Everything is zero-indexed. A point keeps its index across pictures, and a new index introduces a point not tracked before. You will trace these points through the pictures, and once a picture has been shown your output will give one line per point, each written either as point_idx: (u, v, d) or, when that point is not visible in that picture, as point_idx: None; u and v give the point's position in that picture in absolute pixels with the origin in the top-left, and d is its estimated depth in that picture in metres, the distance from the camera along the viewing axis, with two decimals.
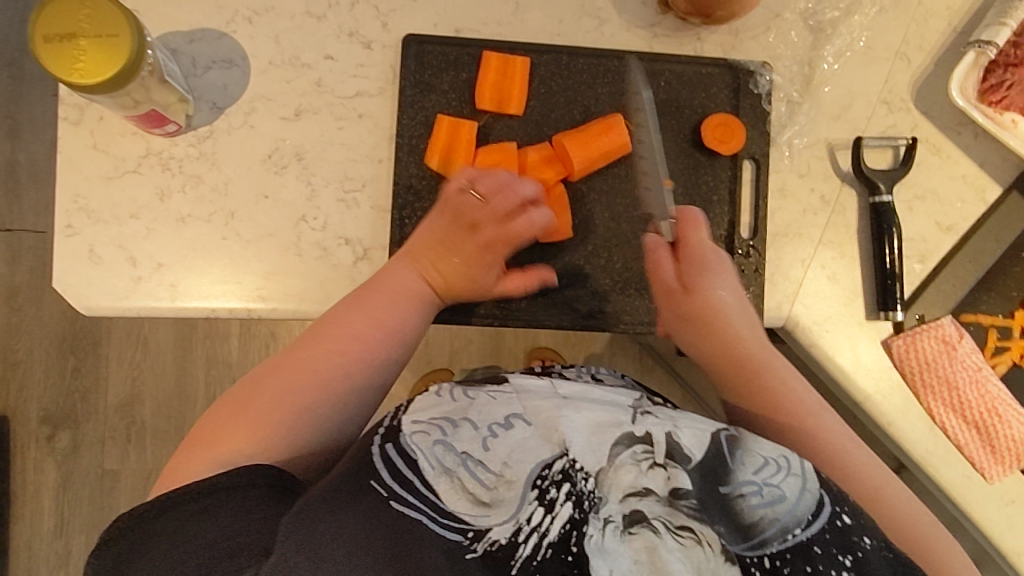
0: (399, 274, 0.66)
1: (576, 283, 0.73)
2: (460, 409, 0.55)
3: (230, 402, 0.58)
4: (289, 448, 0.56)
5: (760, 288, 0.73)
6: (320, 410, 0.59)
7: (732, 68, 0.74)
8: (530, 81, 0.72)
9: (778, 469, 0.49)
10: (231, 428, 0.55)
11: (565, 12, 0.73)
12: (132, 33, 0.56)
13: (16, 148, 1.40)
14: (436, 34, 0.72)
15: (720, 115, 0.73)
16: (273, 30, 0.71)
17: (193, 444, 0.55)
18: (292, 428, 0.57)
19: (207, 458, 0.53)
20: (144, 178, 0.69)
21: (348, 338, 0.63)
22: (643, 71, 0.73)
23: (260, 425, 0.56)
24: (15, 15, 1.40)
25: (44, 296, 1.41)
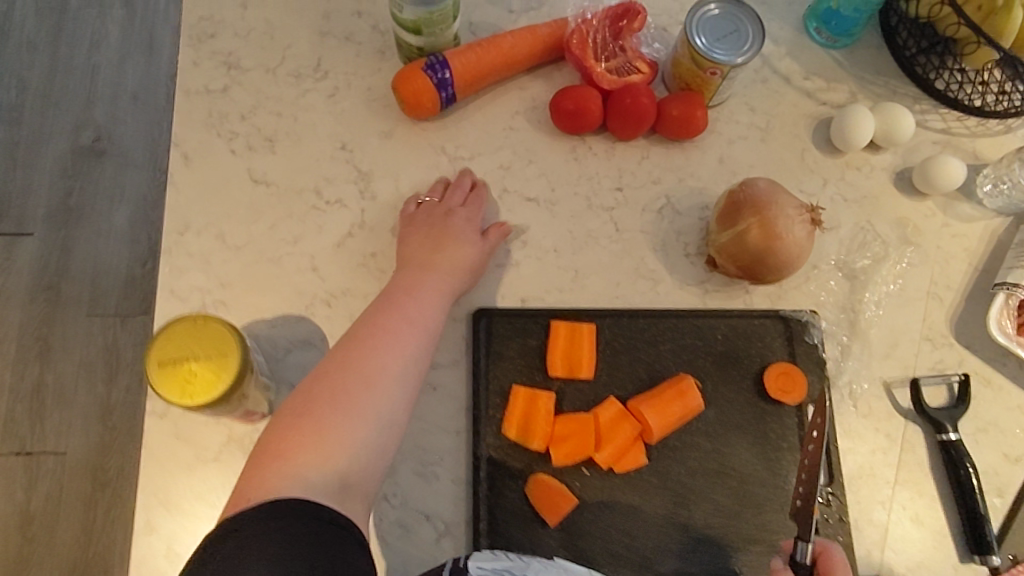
0: (413, 274, 0.72)
1: (660, 543, 0.72)
2: (518, 568, 0.54)
3: (282, 422, 0.59)
4: (332, 453, 0.57)
5: (847, 539, 0.71)
6: (351, 378, 0.61)
7: (783, 316, 0.79)
8: (597, 345, 0.76)
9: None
10: (287, 444, 0.57)
11: (621, 275, 0.79)
12: (239, 350, 0.59)
13: (45, 370, 1.39)
14: (504, 306, 0.77)
15: (780, 364, 0.76)
16: (350, 312, 0.75)
17: (260, 462, 0.56)
18: (340, 444, 0.58)
19: (270, 484, 0.54)
20: (225, 466, 0.69)
21: (381, 336, 0.65)
22: (700, 326, 0.78)
23: (310, 439, 0.57)
24: (60, 243, 1.46)
25: (58, 524, 1.32)
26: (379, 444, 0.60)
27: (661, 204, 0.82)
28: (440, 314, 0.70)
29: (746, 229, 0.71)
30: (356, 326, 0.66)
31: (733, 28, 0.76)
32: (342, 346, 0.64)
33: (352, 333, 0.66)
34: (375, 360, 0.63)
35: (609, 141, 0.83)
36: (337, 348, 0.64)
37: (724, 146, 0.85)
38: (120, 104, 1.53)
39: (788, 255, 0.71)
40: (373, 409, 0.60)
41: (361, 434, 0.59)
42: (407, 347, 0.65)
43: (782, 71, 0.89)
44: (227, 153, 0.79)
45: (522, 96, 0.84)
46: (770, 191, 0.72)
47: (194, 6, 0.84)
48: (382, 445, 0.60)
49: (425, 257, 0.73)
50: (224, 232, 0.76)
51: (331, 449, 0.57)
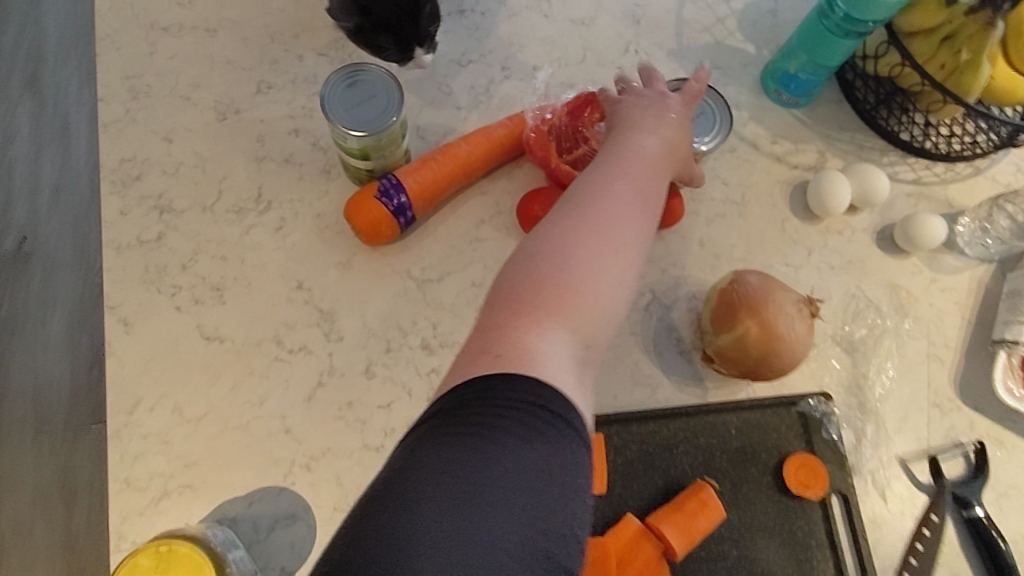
0: (621, 146, 0.65)
1: None
2: None
3: (547, 255, 0.54)
4: (571, 274, 0.54)
5: None
6: (586, 252, 0.55)
7: (793, 403, 0.75)
8: (607, 456, 0.72)
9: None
10: (523, 297, 0.52)
11: (617, 386, 0.74)
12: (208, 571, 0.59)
13: None
14: None
15: (798, 454, 0.73)
16: (333, 472, 0.68)
17: (510, 295, 0.53)
18: (569, 283, 0.53)
19: (548, 358, 0.48)
20: None
21: (619, 209, 0.58)
22: (712, 422, 0.74)
23: (562, 297, 0.53)
24: None
25: None
26: (610, 287, 0.55)
27: (647, 301, 0.77)
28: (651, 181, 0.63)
29: (745, 332, 0.67)
30: (570, 206, 0.58)
31: (699, 111, 0.76)
32: (549, 234, 0.56)
33: (535, 236, 0.57)
34: (592, 245, 0.55)
35: None
36: (538, 230, 0.57)
37: (703, 227, 0.81)
38: (43, 196, 1.26)
39: (794, 355, 0.67)
40: (605, 267, 0.55)
41: (582, 281, 0.54)
42: (632, 217, 0.59)
43: (749, 138, 0.85)
44: (170, 310, 0.71)
45: (485, 202, 0.78)
46: (764, 287, 0.68)
47: (112, 147, 0.76)
48: (619, 286, 0.56)
49: (634, 124, 0.66)
50: (180, 404, 0.68)
51: (568, 285, 0.53)
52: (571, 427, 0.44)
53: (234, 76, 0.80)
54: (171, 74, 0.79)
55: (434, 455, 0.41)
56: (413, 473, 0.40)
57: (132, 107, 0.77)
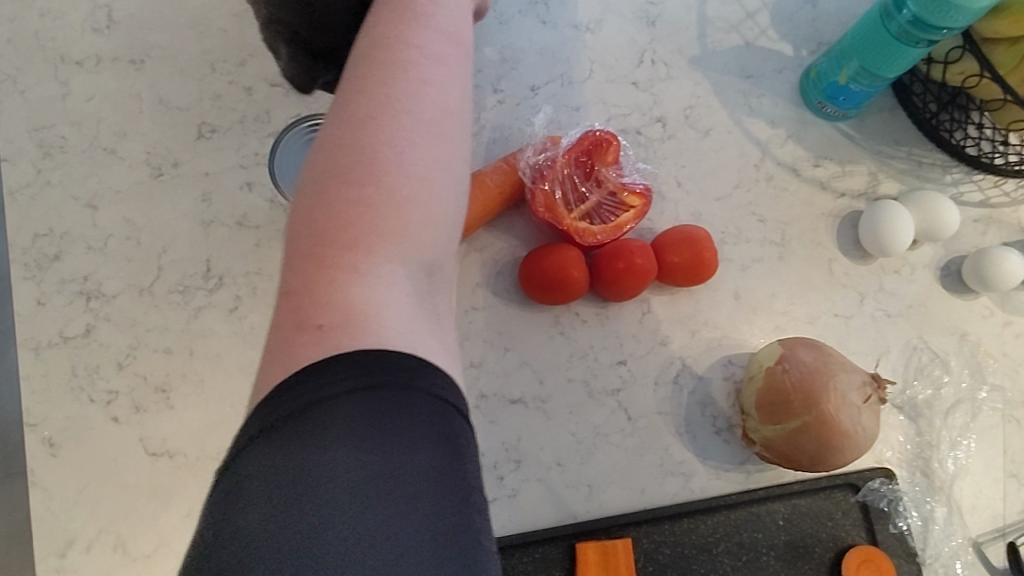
0: None
1: None
2: None
3: (357, 151, 0.39)
4: (411, 169, 0.40)
5: None
6: (413, 132, 0.40)
7: (853, 485, 0.64)
8: (635, 564, 0.60)
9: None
10: (351, 220, 0.38)
11: (645, 477, 0.63)
12: None
13: None
14: (514, 533, 0.60)
15: (859, 549, 0.62)
16: None
17: (325, 232, 0.38)
18: (408, 183, 0.40)
19: (386, 316, 0.37)
20: None
21: (417, 72, 0.42)
22: (757, 513, 0.63)
23: (393, 221, 0.39)
24: None
25: None
26: (456, 176, 0.43)
27: (676, 371, 0.65)
28: (470, 31, 0.49)
29: (801, 428, 0.56)
30: (375, 74, 0.41)
31: None
32: (346, 123, 0.40)
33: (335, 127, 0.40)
34: (416, 121, 0.41)
35: (597, 302, 0.66)
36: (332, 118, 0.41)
37: (737, 277, 0.68)
38: None
39: (860, 449, 0.56)
40: (444, 144, 0.42)
41: (426, 175, 0.40)
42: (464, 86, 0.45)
43: (787, 161, 0.72)
44: (107, 423, 0.59)
45: (481, 261, 0.66)
46: (822, 370, 0.56)
47: (24, 220, 0.62)
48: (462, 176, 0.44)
49: None
50: (124, 539, 0.57)
51: (408, 187, 0.39)
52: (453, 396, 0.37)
53: (168, 118, 0.66)
54: (90, 120, 0.65)
55: (300, 453, 0.33)
56: (276, 480, 0.33)
57: (45, 166, 0.64)
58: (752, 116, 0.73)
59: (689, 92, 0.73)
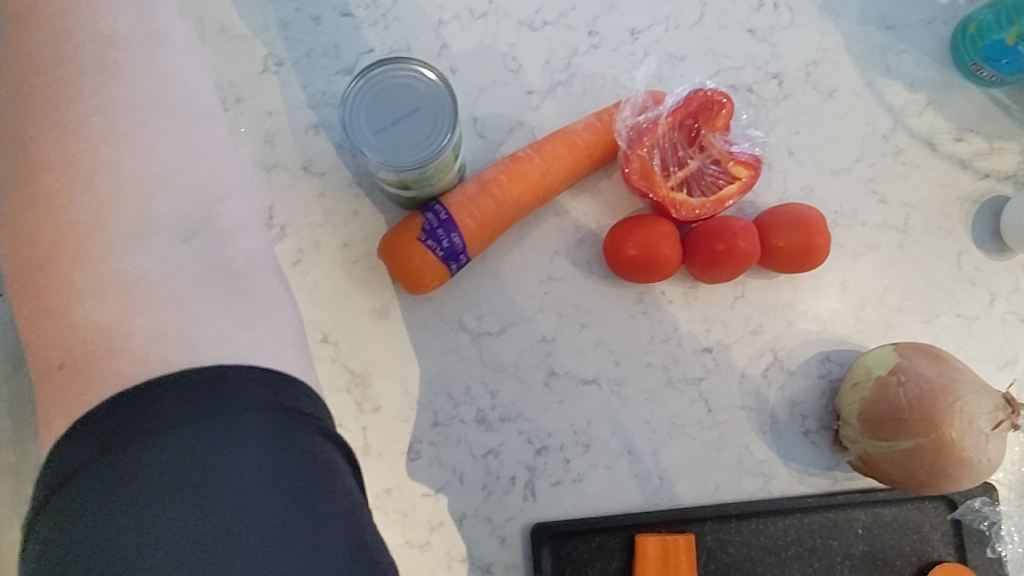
0: None
1: None
2: None
3: (56, 147, 0.36)
4: (122, 142, 0.37)
5: None
6: (104, 102, 0.37)
7: (950, 500, 0.57)
8: (697, 560, 0.57)
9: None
10: (75, 220, 0.35)
11: (721, 475, 0.58)
12: None
13: None
14: (570, 516, 0.57)
15: (949, 568, 0.56)
16: None
17: (53, 252, 0.35)
18: (115, 161, 0.36)
19: (138, 330, 0.34)
20: None
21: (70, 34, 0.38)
22: (834, 519, 0.58)
23: (121, 208, 0.36)
24: None
25: None
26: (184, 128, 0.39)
27: (766, 364, 0.59)
28: None
29: (915, 450, 0.50)
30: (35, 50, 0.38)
31: None
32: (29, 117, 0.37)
33: (22, 135, 0.36)
34: (115, 99, 0.38)
35: (685, 281, 0.60)
36: (21, 131, 0.36)
37: (847, 264, 0.61)
38: None
39: (979, 477, 0.50)
40: (156, 106, 0.38)
41: (156, 146, 0.38)
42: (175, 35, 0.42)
43: (923, 133, 0.62)
44: None
45: (561, 226, 0.60)
46: (944, 387, 0.49)
47: None
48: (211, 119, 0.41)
49: None
50: None
51: (124, 167, 0.36)
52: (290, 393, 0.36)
53: (230, 49, 0.61)
54: None
55: (127, 487, 0.32)
56: (99, 517, 0.31)
57: None
58: (886, 77, 0.63)
59: (814, 45, 0.63)
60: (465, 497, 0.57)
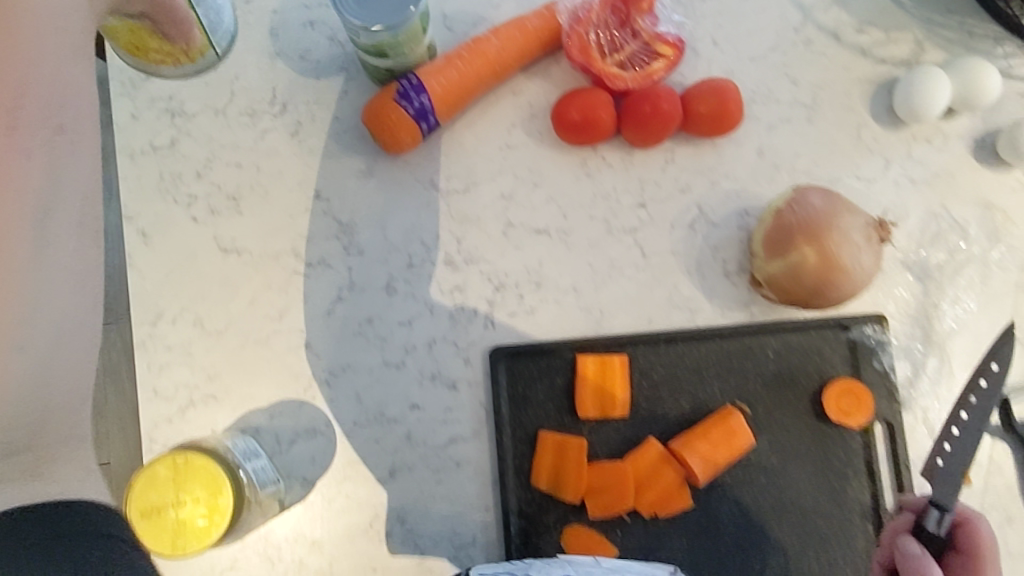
0: None
1: None
2: None
3: None
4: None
5: None
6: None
7: (844, 326, 0.68)
8: (631, 377, 0.67)
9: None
10: None
11: (652, 309, 0.68)
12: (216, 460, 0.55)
13: None
14: (523, 341, 0.68)
15: (843, 381, 0.67)
16: (353, 388, 0.67)
17: None
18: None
19: None
20: (245, 572, 0.65)
21: None
22: (749, 345, 0.68)
23: None
24: None
25: None
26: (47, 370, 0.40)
27: (692, 217, 0.70)
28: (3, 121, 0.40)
29: (801, 260, 0.59)
30: None
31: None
32: None
33: None
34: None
35: (623, 148, 0.70)
36: None
37: (762, 134, 0.71)
38: None
39: (855, 286, 0.60)
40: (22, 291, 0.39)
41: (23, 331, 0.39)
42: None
43: (830, 27, 0.73)
44: (188, 222, 0.68)
45: (517, 104, 0.71)
46: (828, 211, 0.59)
47: None
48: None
49: None
50: (200, 316, 0.67)
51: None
52: (105, 524, 0.38)
53: None
54: None
55: None
56: None
57: None
58: None
59: None
60: (435, 326, 0.68)
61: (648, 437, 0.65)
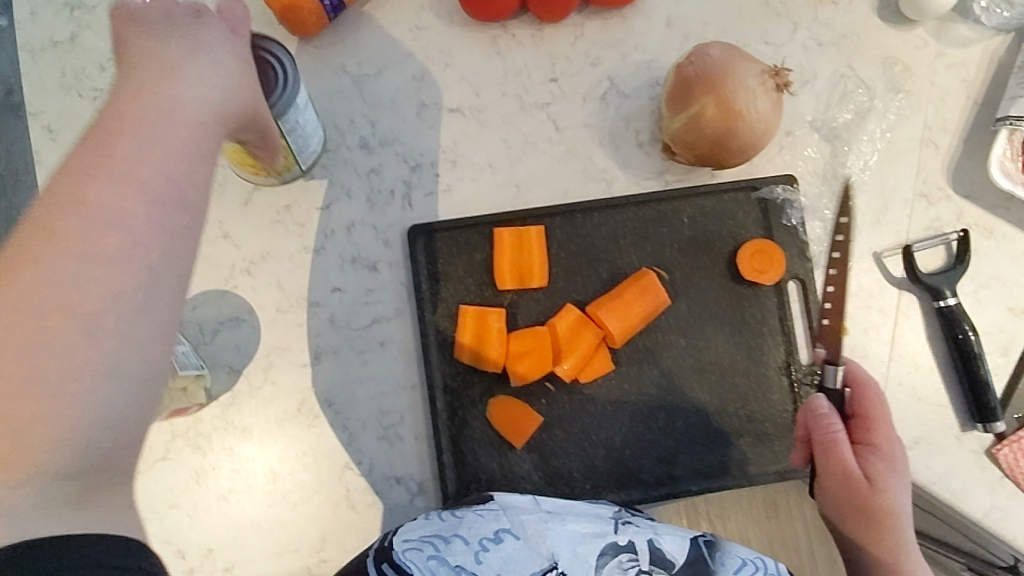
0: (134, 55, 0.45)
1: (641, 451, 0.67)
2: (449, 527, 0.51)
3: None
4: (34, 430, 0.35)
5: None
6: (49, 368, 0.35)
7: (754, 188, 0.69)
8: (549, 248, 0.67)
9: (755, 568, 0.49)
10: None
11: (568, 181, 0.69)
12: None
13: None
14: (440, 220, 0.68)
15: (755, 241, 0.68)
16: (275, 276, 0.67)
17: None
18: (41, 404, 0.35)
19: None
20: (175, 463, 0.65)
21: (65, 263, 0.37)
22: (664, 212, 0.68)
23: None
24: None
25: None
26: (108, 383, 0.37)
27: (604, 90, 0.70)
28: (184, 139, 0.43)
29: (701, 111, 0.60)
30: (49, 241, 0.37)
31: None
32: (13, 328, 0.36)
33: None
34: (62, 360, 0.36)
35: (532, 24, 0.70)
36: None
37: (671, 5, 0.71)
38: None
39: (754, 135, 0.61)
40: (108, 349, 0.37)
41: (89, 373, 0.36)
42: (154, 141, 0.41)
43: None
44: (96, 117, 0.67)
45: None
46: (724, 60, 0.60)
47: None
48: (169, 224, 0.41)
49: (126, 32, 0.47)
50: None
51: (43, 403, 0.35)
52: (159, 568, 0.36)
53: None
54: None
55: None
56: None
57: None
58: None
59: None
60: (353, 210, 0.68)
61: (565, 304, 0.66)
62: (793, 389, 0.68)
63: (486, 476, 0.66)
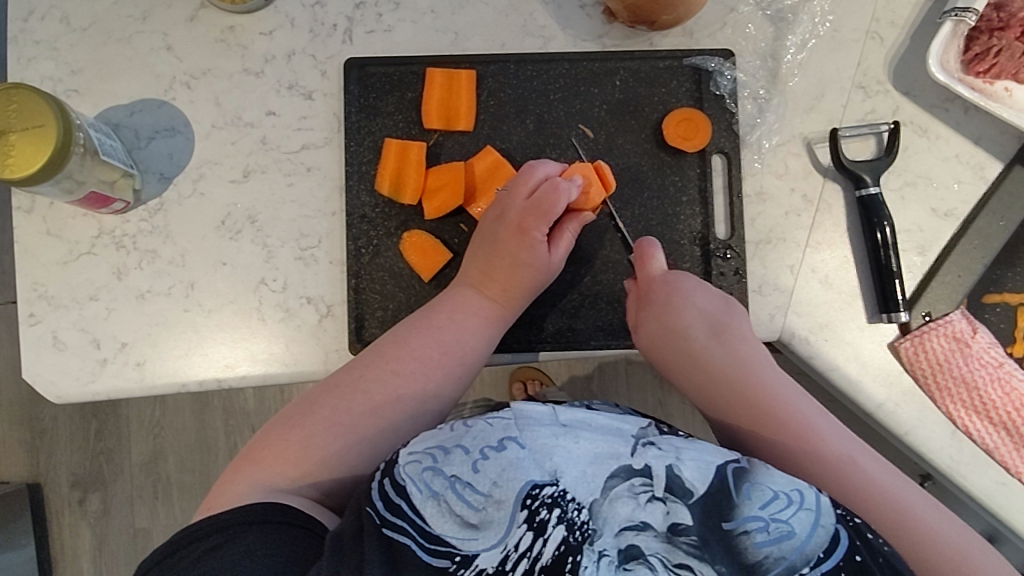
0: (487, 251, 0.64)
1: (542, 301, 0.69)
2: (454, 437, 0.50)
3: (319, 421, 0.57)
4: (346, 455, 0.56)
5: (740, 289, 0.68)
6: (377, 411, 0.58)
7: (690, 58, 0.70)
8: (477, 94, 0.69)
9: (789, 503, 0.45)
10: (293, 448, 0.56)
11: (506, 34, 0.70)
12: (47, 96, 0.56)
13: None
14: (377, 56, 0.70)
15: (682, 109, 0.69)
16: (212, 93, 0.69)
17: (278, 445, 0.56)
18: (357, 441, 0.57)
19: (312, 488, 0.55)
20: (99, 258, 0.68)
21: (408, 362, 0.61)
22: (597, 71, 0.70)
23: (322, 449, 0.56)
24: None
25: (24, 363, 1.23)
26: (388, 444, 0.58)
27: None
28: (515, 288, 0.64)
29: None
30: (432, 332, 0.62)
31: None
32: (371, 375, 0.59)
33: (309, 408, 0.58)
34: (377, 422, 0.58)
35: None
36: (350, 388, 0.59)
37: None
38: None
39: None
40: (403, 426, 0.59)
41: (387, 434, 0.58)
42: (489, 283, 0.64)
43: None
44: None
45: None
46: None
47: None
48: (478, 358, 0.64)
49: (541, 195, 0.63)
50: (67, 13, 0.69)
51: (368, 429, 0.58)
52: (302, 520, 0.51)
53: None
54: None
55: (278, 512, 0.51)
56: (253, 538, 0.48)
57: None
58: None
59: None
60: (295, 38, 0.70)
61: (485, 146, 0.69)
62: (704, 260, 0.69)
63: (393, 306, 0.69)
